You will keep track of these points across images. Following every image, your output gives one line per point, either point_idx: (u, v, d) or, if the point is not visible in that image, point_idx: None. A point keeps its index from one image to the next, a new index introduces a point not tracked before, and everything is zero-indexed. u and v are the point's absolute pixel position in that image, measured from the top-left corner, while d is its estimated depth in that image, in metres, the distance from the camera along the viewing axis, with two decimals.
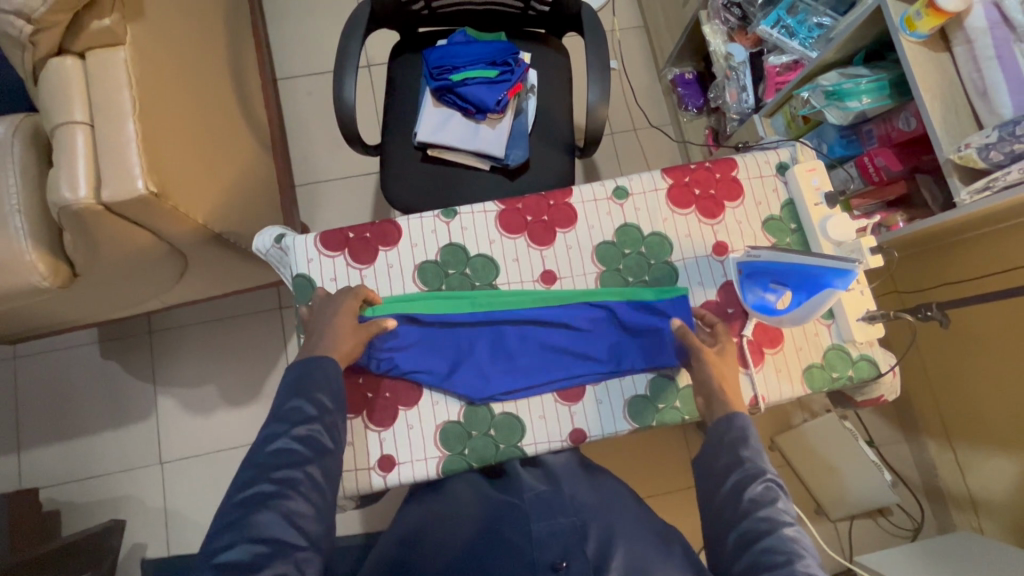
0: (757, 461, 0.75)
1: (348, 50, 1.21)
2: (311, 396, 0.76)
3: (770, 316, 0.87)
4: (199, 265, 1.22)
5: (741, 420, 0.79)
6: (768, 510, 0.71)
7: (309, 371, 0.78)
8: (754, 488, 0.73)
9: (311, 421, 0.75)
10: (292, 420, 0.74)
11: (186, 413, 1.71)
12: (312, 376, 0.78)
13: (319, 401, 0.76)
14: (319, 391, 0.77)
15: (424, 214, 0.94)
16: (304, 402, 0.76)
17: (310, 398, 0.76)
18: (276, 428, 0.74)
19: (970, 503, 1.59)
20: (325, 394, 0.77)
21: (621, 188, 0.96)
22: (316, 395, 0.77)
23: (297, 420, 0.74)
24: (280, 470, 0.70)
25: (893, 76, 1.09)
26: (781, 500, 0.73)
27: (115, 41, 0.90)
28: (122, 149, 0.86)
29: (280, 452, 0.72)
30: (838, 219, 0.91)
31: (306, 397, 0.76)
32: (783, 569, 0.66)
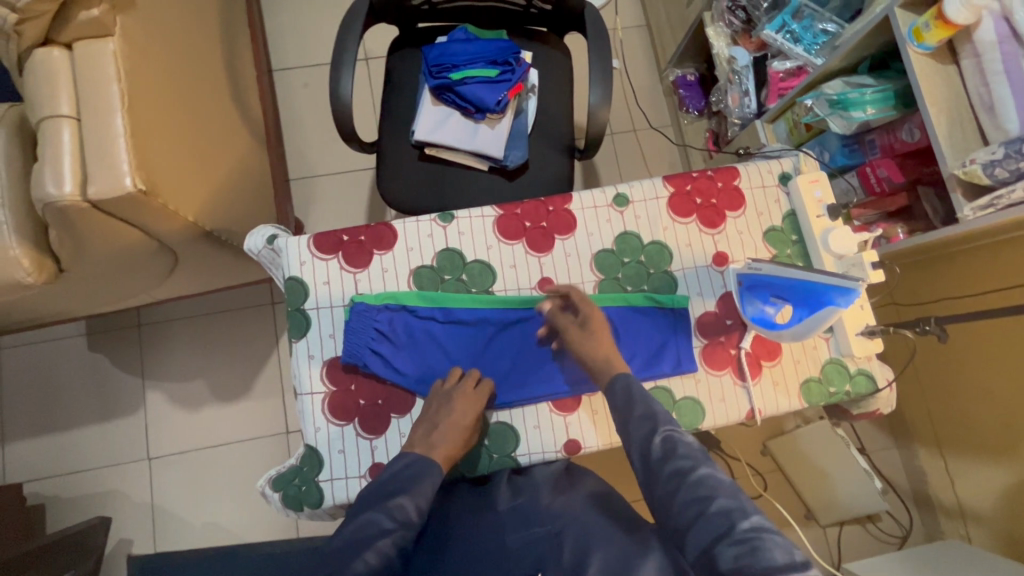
0: (653, 416, 0.73)
1: (346, 44, 1.18)
2: (417, 499, 0.75)
3: (770, 330, 0.86)
4: (190, 262, 1.20)
5: (620, 388, 0.77)
6: (675, 460, 0.69)
7: (421, 471, 0.77)
8: (655, 444, 0.71)
9: (405, 528, 0.73)
10: (396, 521, 0.73)
11: (175, 408, 1.69)
12: (419, 480, 0.77)
13: (414, 501, 0.75)
14: (422, 496, 0.76)
15: (420, 218, 0.91)
16: (409, 503, 0.75)
17: (416, 500, 0.75)
18: (381, 520, 0.73)
19: (959, 511, 1.60)
20: (427, 501, 0.76)
21: (622, 195, 0.94)
22: (409, 492, 0.76)
23: (402, 523, 0.74)
24: None
25: (899, 87, 1.08)
26: (684, 444, 0.71)
27: (103, 31, 0.87)
28: (109, 144, 0.84)
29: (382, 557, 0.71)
30: (839, 231, 0.89)
31: (412, 497, 0.75)
32: (699, 518, 0.65)
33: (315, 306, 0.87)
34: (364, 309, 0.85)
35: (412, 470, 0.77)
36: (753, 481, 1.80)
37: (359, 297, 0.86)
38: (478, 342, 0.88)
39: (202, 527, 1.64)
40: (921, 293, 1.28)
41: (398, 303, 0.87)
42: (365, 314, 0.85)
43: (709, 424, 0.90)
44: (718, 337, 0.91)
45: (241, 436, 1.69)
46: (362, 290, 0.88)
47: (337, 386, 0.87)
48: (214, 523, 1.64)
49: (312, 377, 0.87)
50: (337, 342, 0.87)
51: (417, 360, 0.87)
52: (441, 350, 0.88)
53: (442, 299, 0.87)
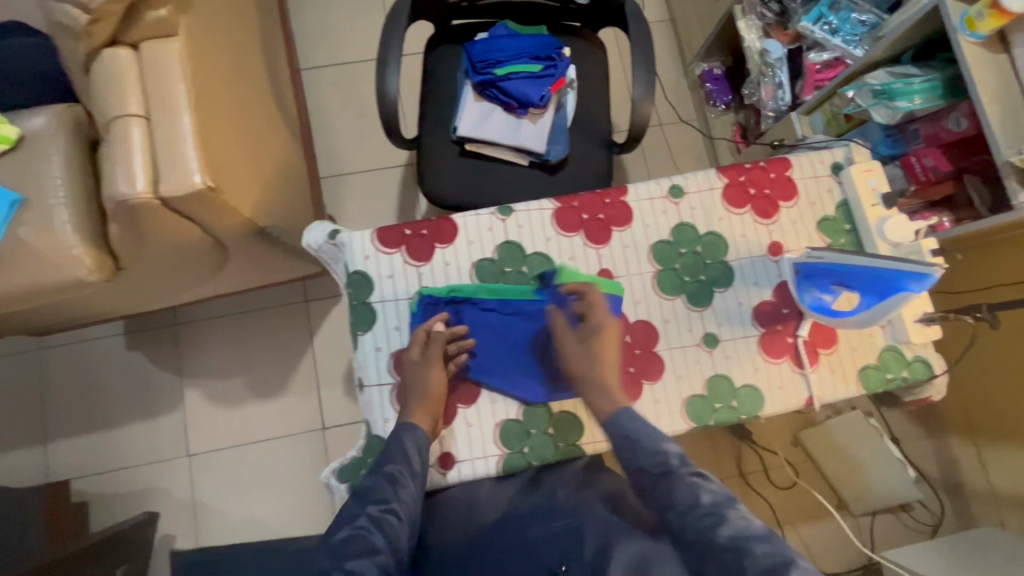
0: (665, 461, 0.73)
1: (391, 42, 1.19)
2: (387, 471, 0.75)
3: (829, 317, 0.87)
4: (240, 260, 1.22)
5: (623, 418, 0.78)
6: (698, 511, 0.68)
7: (392, 443, 0.79)
8: (680, 490, 0.70)
9: (377, 502, 0.72)
10: (365, 500, 0.72)
11: (213, 405, 1.71)
12: (392, 449, 0.78)
13: (384, 474, 0.75)
14: (394, 465, 0.76)
15: (480, 212, 0.92)
16: (380, 478, 0.75)
17: (382, 472, 0.75)
18: (354, 505, 0.72)
19: (992, 499, 1.61)
20: (395, 469, 0.76)
21: (677, 186, 0.95)
22: (381, 469, 0.76)
23: (375, 499, 0.72)
24: (353, 560, 0.65)
25: (945, 77, 1.08)
26: (709, 492, 0.70)
27: (169, 32, 0.88)
28: (178, 143, 0.85)
29: (354, 535, 0.68)
30: (896, 220, 0.90)
31: (382, 472, 0.75)
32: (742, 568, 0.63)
33: (380, 299, 0.89)
34: (424, 303, 0.87)
35: (387, 449, 0.78)
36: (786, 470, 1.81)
37: (427, 290, 0.88)
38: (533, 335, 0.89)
39: (242, 522, 1.66)
40: (973, 279, 1.27)
41: (462, 295, 0.88)
42: (424, 309, 0.87)
43: (768, 412, 0.91)
44: (776, 325, 0.92)
45: (278, 432, 1.71)
46: (426, 283, 0.90)
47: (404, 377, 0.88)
48: (254, 518, 1.66)
49: (380, 368, 0.88)
50: (402, 334, 0.89)
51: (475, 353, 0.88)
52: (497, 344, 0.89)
53: (502, 291, 0.88)
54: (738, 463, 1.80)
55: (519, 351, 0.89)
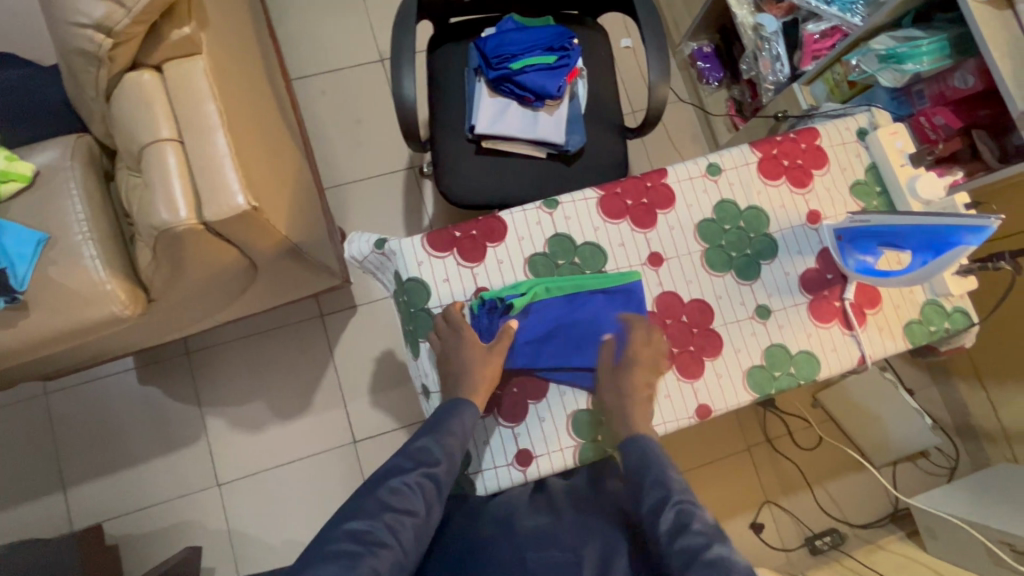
0: (665, 490, 0.77)
1: (403, 44, 1.17)
2: (443, 441, 0.80)
3: (873, 277, 0.90)
4: (267, 280, 1.19)
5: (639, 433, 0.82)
6: (686, 536, 0.72)
7: (449, 412, 0.82)
8: (667, 518, 0.75)
9: (427, 466, 0.78)
10: (418, 461, 0.78)
11: (238, 431, 1.67)
12: (451, 420, 0.81)
13: (438, 442, 0.80)
14: (449, 436, 0.80)
15: (526, 207, 0.92)
16: (433, 444, 0.80)
17: (438, 440, 0.80)
18: (402, 462, 0.78)
19: (1004, 436, 1.70)
20: (451, 442, 0.80)
21: (714, 164, 0.97)
22: (434, 435, 0.80)
23: (424, 462, 0.78)
24: (394, 512, 0.72)
25: (953, 35, 1.12)
26: (699, 520, 0.74)
27: (192, 50, 0.85)
28: (216, 164, 0.82)
29: (399, 491, 0.74)
30: (926, 178, 0.94)
31: (438, 439, 0.80)
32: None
33: (438, 304, 0.88)
34: (489, 305, 0.87)
35: (443, 416, 0.82)
36: (808, 432, 1.87)
37: (486, 293, 0.88)
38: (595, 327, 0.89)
39: (281, 545, 1.63)
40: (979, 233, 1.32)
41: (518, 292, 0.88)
42: (486, 313, 0.87)
43: (824, 374, 0.94)
44: (822, 291, 0.95)
45: (308, 450, 1.68)
46: (482, 283, 0.89)
47: None
48: (295, 540, 1.64)
49: None
50: None
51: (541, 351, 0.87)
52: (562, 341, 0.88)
53: (561, 286, 0.88)
54: (762, 430, 1.86)
55: (582, 340, 0.88)
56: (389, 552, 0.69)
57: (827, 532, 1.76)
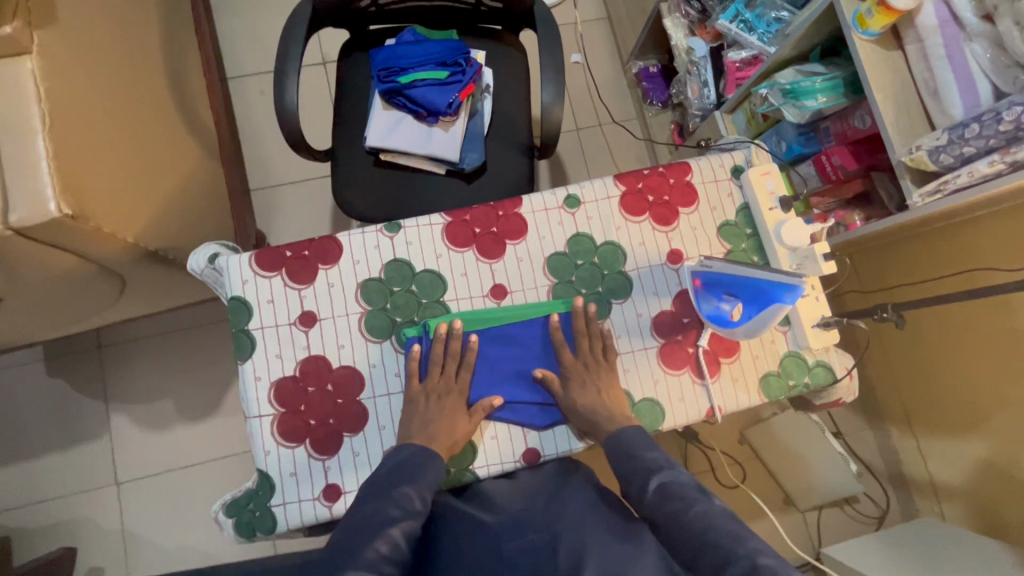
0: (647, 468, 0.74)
1: (289, 52, 1.15)
2: (423, 489, 0.73)
3: (724, 328, 0.84)
4: (139, 283, 1.16)
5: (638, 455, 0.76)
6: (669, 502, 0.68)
7: (423, 460, 0.76)
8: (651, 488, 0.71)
9: (410, 517, 0.69)
10: (404, 510, 0.69)
11: (142, 430, 1.65)
12: (416, 469, 0.75)
13: (419, 491, 0.72)
14: (428, 487, 0.74)
15: (366, 229, 0.88)
16: (415, 494, 0.72)
17: (420, 490, 0.73)
18: (390, 509, 0.69)
19: (932, 489, 1.63)
20: (431, 494, 0.74)
21: (572, 196, 0.92)
22: (414, 483, 0.73)
23: (410, 511, 0.70)
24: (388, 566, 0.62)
25: (847, 74, 1.07)
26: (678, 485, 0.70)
27: (19, 50, 0.82)
28: (29, 169, 0.80)
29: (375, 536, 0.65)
30: (792, 224, 0.89)
31: (416, 488, 0.73)
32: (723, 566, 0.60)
33: (259, 325, 0.84)
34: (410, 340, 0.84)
35: (418, 465, 0.75)
36: (732, 470, 1.80)
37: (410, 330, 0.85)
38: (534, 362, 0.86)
39: (175, 549, 1.60)
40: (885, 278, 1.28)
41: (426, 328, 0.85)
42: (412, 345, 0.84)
43: (670, 425, 0.88)
44: (675, 336, 0.90)
45: (211, 455, 1.65)
46: (308, 307, 0.85)
47: (286, 407, 0.83)
48: (190, 545, 1.60)
49: (259, 399, 0.83)
50: (284, 362, 0.84)
51: (478, 381, 0.84)
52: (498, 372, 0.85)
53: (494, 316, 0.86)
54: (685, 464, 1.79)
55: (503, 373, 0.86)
56: None
57: None
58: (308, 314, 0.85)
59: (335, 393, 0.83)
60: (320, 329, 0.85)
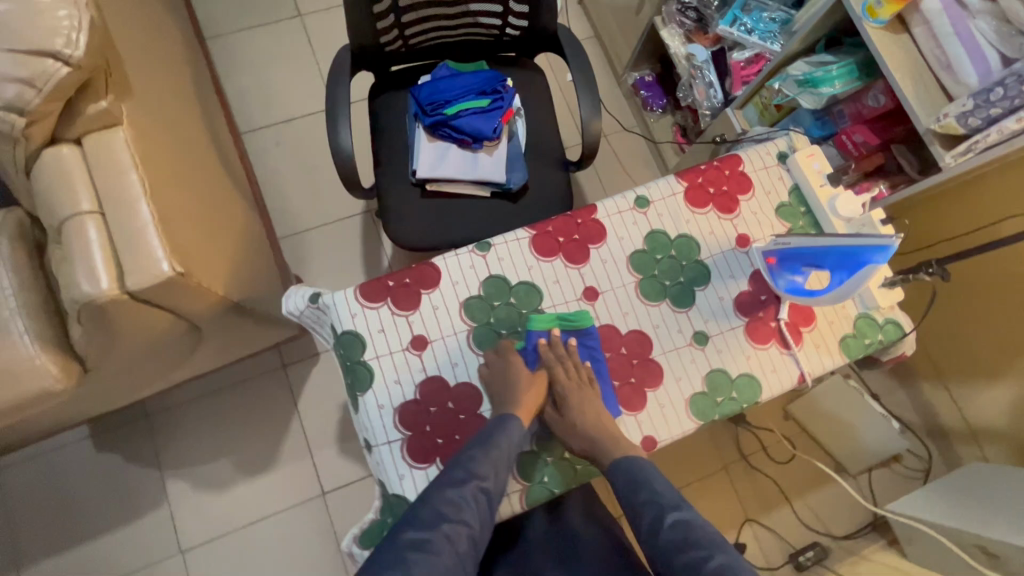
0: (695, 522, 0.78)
1: (338, 98, 1.20)
2: (492, 455, 0.79)
3: (805, 298, 0.92)
4: (212, 338, 1.17)
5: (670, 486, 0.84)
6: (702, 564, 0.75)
7: (498, 425, 0.82)
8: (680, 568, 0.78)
9: (480, 482, 0.78)
10: (470, 474, 0.78)
11: (201, 493, 1.62)
12: (499, 434, 0.81)
13: (492, 456, 0.79)
14: (500, 451, 0.80)
15: (459, 252, 0.93)
16: (485, 456, 0.79)
17: (494, 454, 0.79)
18: (456, 474, 0.78)
19: (971, 435, 1.71)
20: (505, 456, 0.80)
21: (641, 197, 0.99)
22: (489, 445, 0.80)
23: (477, 476, 0.78)
24: (448, 525, 0.75)
25: (859, 59, 1.18)
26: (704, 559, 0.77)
27: (112, 122, 0.85)
28: (138, 232, 0.82)
29: (455, 505, 0.76)
30: (844, 197, 0.97)
31: (489, 453, 0.79)
32: None
33: (374, 355, 0.87)
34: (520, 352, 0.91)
35: (491, 432, 0.82)
36: (782, 445, 1.86)
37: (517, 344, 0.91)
38: (626, 343, 0.93)
39: None
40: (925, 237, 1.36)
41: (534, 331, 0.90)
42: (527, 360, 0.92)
43: (766, 397, 0.94)
44: (757, 313, 0.96)
45: (275, 508, 1.63)
46: (418, 331, 0.89)
47: (412, 430, 0.86)
48: None
49: (385, 426, 0.86)
50: (404, 387, 0.87)
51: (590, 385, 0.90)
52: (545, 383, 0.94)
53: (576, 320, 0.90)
54: (737, 446, 1.85)
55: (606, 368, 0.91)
56: (446, 561, 0.73)
57: (810, 548, 1.73)
58: (421, 338, 0.88)
59: (457, 410, 0.87)
60: (433, 351, 0.88)
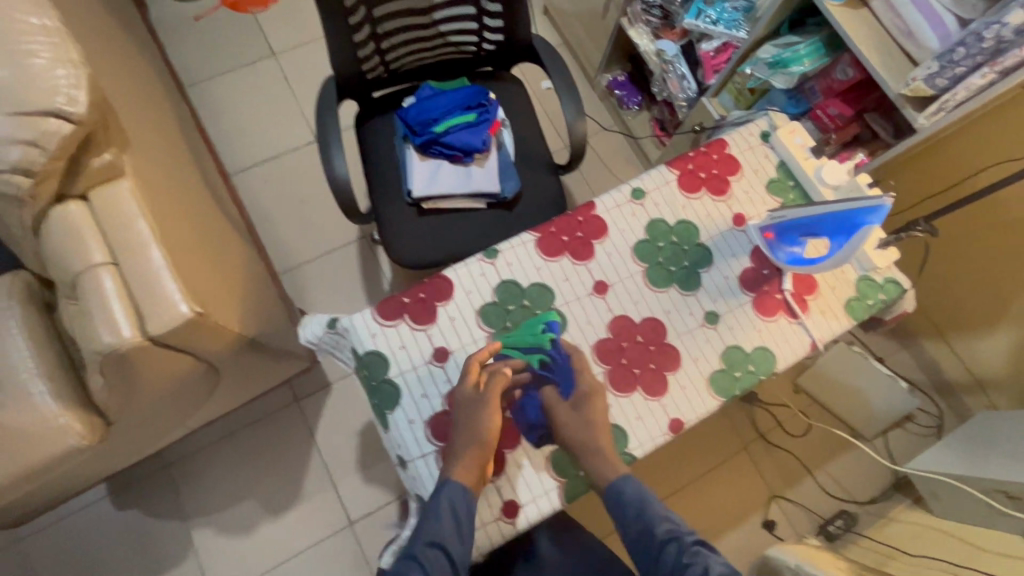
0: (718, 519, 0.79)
1: (328, 128, 1.23)
2: (432, 530, 0.77)
3: (805, 267, 0.96)
4: (228, 378, 1.17)
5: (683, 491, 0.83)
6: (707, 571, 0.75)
7: (435, 496, 0.79)
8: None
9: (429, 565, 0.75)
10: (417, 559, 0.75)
11: (227, 538, 1.60)
12: (438, 505, 0.78)
13: (436, 532, 0.76)
14: (442, 524, 0.77)
15: (468, 261, 0.95)
16: (429, 536, 0.77)
17: (435, 530, 0.77)
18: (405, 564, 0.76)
19: (977, 385, 1.75)
20: (446, 527, 0.77)
21: (637, 189, 1.02)
22: (433, 521, 0.77)
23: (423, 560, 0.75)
24: None
25: (824, 36, 1.23)
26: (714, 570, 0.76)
27: (117, 174, 0.87)
28: (153, 278, 0.83)
29: None
30: (829, 166, 1.02)
31: (432, 528, 0.77)
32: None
33: (398, 372, 0.88)
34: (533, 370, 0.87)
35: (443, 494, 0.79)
36: (796, 418, 1.89)
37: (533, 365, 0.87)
38: (642, 329, 0.95)
39: None
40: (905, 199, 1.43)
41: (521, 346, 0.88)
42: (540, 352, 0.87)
43: (782, 366, 0.97)
44: (762, 287, 0.99)
45: (303, 544, 1.61)
46: (438, 343, 0.90)
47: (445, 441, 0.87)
48: None
49: (418, 440, 0.87)
50: (432, 400, 0.88)
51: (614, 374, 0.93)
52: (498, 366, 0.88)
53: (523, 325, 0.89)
54: (753, 425, 1.87)
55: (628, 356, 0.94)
56: None
57: (839, 516, 1.77)
58: (442, 349, 0.90)
59: None
60: (455, 361, 0.90)
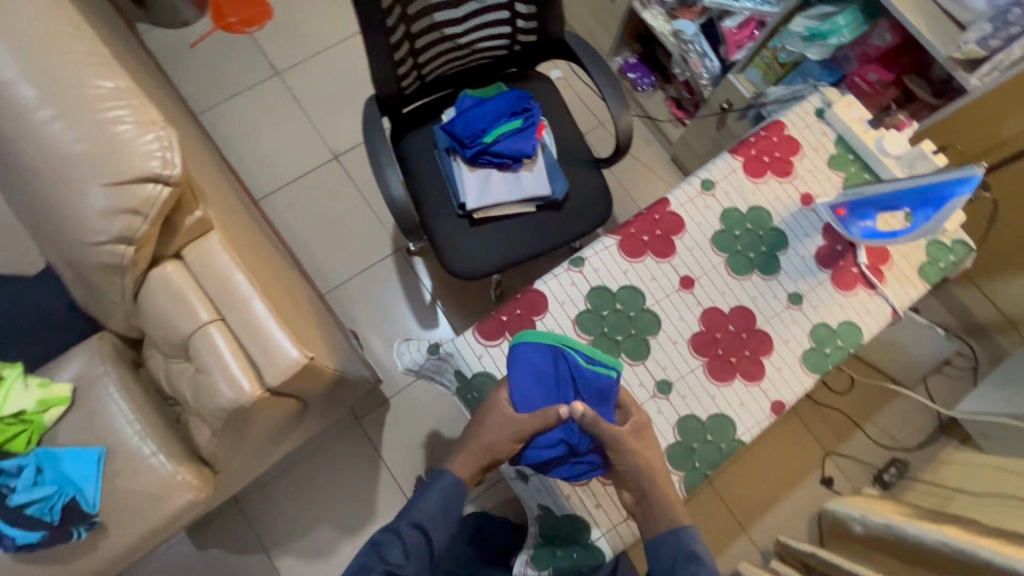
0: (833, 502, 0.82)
1: (377, 151, 1.22)
2: (422, 518, 0.82)
3: (882, 239, 0.98)
4: (313, 412, 1.17)
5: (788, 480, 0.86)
6: None
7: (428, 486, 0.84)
8: None
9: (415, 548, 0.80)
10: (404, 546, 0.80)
11: (310, 563, 1.62)
12: (429, 495, 0.83)
13: (423, 517, 0.82)
14: (434, 512, 0.82)
15: (556, 272, 0.97)
16: (417, 523, 0.81)
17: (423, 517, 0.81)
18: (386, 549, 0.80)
19: (1009, 324, 1.81)
20: (433, 516, 0.82)
21: (706, 180, 1.04)
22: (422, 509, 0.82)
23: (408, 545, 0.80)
24: None
25: (860, 4, 1.24)
26: None
27: (204, 230, 0.88)
28: (262, 329, 0.83)
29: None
30: (890, 136, 1.04)
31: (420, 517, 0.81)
32: None
33: None
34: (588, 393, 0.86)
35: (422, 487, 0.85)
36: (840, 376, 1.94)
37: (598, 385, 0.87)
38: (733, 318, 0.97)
39: None
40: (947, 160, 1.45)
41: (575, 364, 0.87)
42: (597, 380, 0.85)
43: (867, 337, 1.00)
44: (838, 262, 1.02)
45: None
46: None
47: None
48: None
49: None
50: None
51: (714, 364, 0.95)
52: (552, 378, 0.85)
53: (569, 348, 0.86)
54: None
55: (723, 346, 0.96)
56: None
57: (891, 464, 1.84)
58: None
59: None
60: None
